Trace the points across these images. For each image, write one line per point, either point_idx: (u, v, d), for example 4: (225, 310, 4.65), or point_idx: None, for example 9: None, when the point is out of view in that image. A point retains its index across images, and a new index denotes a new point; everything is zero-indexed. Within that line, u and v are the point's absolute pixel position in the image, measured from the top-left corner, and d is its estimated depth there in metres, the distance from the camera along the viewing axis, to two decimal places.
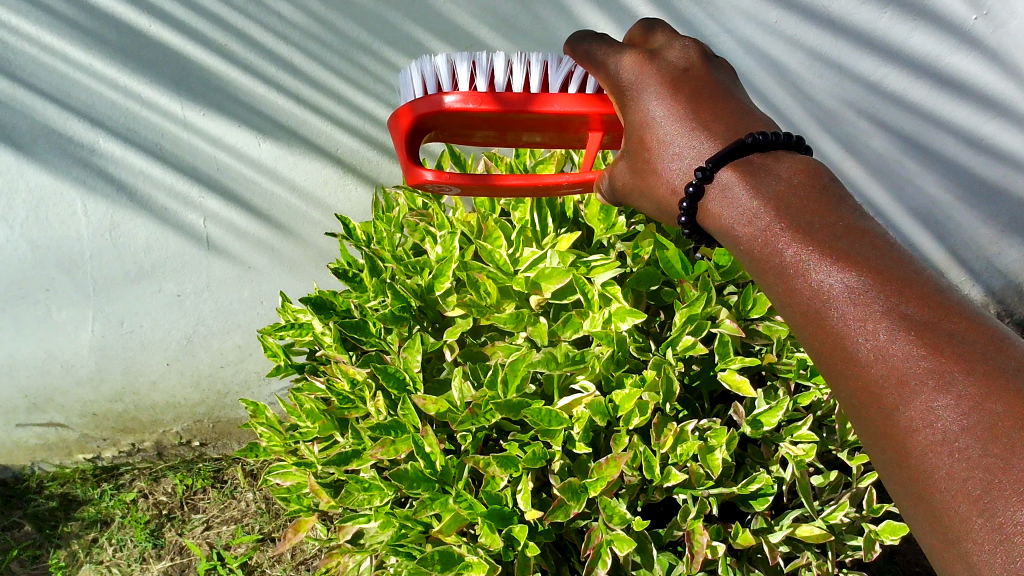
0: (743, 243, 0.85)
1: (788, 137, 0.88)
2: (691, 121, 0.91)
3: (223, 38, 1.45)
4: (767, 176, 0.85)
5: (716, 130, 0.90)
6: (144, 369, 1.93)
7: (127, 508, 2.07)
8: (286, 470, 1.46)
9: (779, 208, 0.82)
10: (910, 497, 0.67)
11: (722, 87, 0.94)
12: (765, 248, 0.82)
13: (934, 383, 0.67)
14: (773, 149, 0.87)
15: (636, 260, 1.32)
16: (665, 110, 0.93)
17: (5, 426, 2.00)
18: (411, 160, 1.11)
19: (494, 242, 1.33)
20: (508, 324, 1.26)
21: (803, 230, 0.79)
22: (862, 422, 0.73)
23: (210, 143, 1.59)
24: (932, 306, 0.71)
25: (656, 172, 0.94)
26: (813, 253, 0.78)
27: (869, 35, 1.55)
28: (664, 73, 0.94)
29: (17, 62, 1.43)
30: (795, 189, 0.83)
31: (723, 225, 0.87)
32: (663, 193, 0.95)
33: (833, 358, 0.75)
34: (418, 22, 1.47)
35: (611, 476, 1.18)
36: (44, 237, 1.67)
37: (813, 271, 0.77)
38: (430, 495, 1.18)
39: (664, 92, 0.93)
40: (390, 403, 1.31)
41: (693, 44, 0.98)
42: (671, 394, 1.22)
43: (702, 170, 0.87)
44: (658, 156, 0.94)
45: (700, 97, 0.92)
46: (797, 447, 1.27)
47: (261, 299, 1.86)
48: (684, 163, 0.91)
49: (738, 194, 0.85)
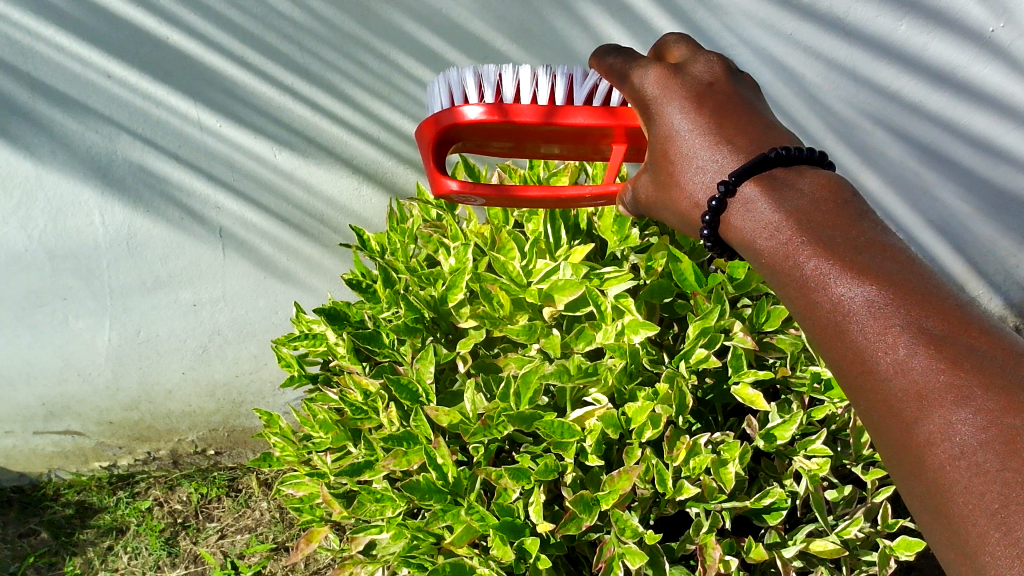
0: (763, 257, 0.85)
1: (812, 152, 0.87)
2: (715, 136, 0.91)
3: (241, 48, 1.46)
4: (790, 190, 0.84)
5: (740, 144, 0.89)
6: (160, 378, 1.94)
7: (142, 516, 2.08)
8: (299, 480, 1.45)
9: (801, 222, 0.81)
10: (927, 511, 0.67)
11: (746, 103, 0.94)
12: (785, 261, 0.82)
13: (953, 397, 0.67)
14: (797, 164, 0.86)
15: (649, 273, 1.32)
16: (689, 125, 0.92)
17: (23, 434, 2.02)
18: (437, 172, 1.11)
19: (507, 253, 1.34)
20: (521, 335, 1.26)
21: (824, 244, 0.79)
22: (879, 435, 0.73)
23: (228, 152, 1.60)
24: (953, 321, 0.71)
25: (678, 185, 0.94)
26: (833, 266, 0.77)
27: (886, 43, 1.54)
28: (687, 88, 0.94)
29: (39, 70, 1.45)
30: (818, 203, 0.83)
31: (744, 238, 0.87)
32: (685, 206, 0.94)
33: (851, 371, 0.75)
34: (434, 32, 1.48)
35: (623, 489, 1.17)
36: (63, 245, 1.69)
37: (833, 284, 0.77)
38: (441, 506, 1.18)
39: (689, 107, 0.93)
40: (403, 414, 1.32)
41: (718, 58, 0.98)
42: (684, 407, 1.21)
43: (724, 184, 0.86)
44: (681, 169, 0.93)
45: (724, 112, 0.92)
46: (811, 461, 1.26)
47: (276, 309, 1.87)
48: (708, 177, 0.90)
49: (761, 207, 0.85)
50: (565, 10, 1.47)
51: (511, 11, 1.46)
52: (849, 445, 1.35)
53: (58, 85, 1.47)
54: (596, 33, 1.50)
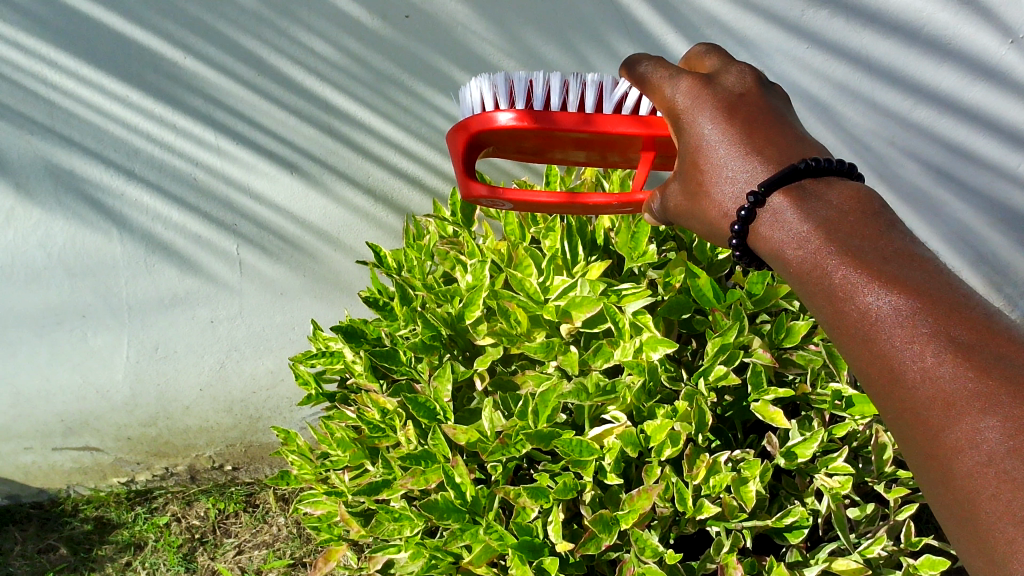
0: (791, 266, 0.84)
1: (841, 163, 0.86)
2: (745, 146, 0.90)
3: (254, 72, 1.47)
4: (817, 201, 0.84)
5: (771, 155, 0.89)
6: (178, 395, 1.94)
7: (160, 531, 2.09)
8: (316, 498, 1.47)
9: (829, 232, 0.81)
10: (956, 518, 0.67)
11: (778, 114, 0.94)
12: (813, 270, 0.81)
13: (980, 405, 0.66)
14: (826, 175, 0.85)
15: (667, 289, 1.31)
16: (719, 134, 0.92)
17: (41, 450, 2.03)
18: (466, 176, 1.11)
19: (524, 269, 1.32)
20: (539, 352, 1.27)
21: (851, 253, 0.78)
22: (908, 443, 0.72)
23: (244, 175, 1.61)
24: (982, 329, 0.70)
25: (708, 195, 0.93)
26: (861, 275, 0.76)
27: (901, 63, 1.52)
28: (720, 98, 0.93)
29: (55, 99, 1.47)
30: (846, 214, 0.82)
31: (773, 247, 0.86)
32: (714, 215, 0.93)
33: (879, 380, 0.74)
34: (446, 53, 1.48)
35: (643, 509, 1.16)
36: (81, 266, 1.70)
37: (861, 293, 0.76)
38: (460, 526, 1.18)
39: (719, 118, 0.92)
40: (421, 432, 1.31)
41: (749, 68, 0.97)
42: (705, 424, 1.20)
43: (753, 195, 0.86)
44: (711, 179, 0.93)
45: (754, 123, 0.92)
46: (832, 479, 1.24)
47: (293, 325, 1.87)
48: (738, 187, 0.90)
49: (789, 217, 0.84)
50: (577, 29, 1.46)
51: (522, 30, 1.46)
52: (870, 463, 1.33)
53: (73, 114, 1.49)
54: (608, 52, 1.50)
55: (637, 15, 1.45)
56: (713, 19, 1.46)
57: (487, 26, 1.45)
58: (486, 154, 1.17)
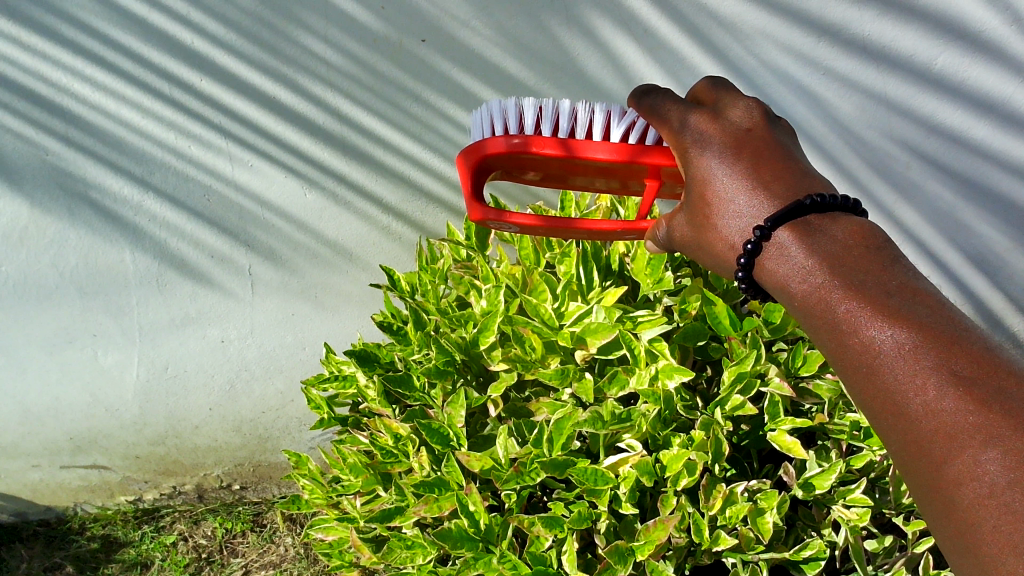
0: (797, 300, 0.83)
1: (846, 199, 0.85)
2: (752, 181, 0.89)
3: (272, 90, 1.47)
4: (822, 236, 0.83)
5: (777, 190, 0.88)
6: (187, 414, 1.94)
7: (167, 551, 2.08)
8: (328, 524, 1.46)
9: (833, 266, 0.80)
10: (958, 552, 0.65)
11: (785, 149, 0.93)
12: (817, 304, 0.80)
13: (981, 438, 0.65)
14: (831, 212, 0.84)
15: (682, 315, 1.30)
16: (727, 169, 0.91)
17: (50, 468, 2.02)
18: (473, 199, 1.09)
19: (539, 295, 1.32)
20: (553, 379, 1.25)
21: (854, 287, 0.77)
22: (909, 476, 0.71)
23: (257, 195, 1.61)
24: (983, 362, 0.69)
25: (715, 228, 0.92)
26: (865, 309, 0.75)
27: (926, 77, 1.46)
28: (727, 133, 0.93)
29: (72, 118, 1.47)
30: (850, 248, 0.81)
31: (777, 281, 0.85)
32: (721, 248, 0.92)
33: (882, 413, 0.73)
34: (464, 71, 1.47)
35: (660, 539, 1.16)
36: (93, 285, 1.70)
37: (864, 327, 0.75)
38: (473, 555, 1.17)
39: (726, 152, 0.92)
40: (434, 458, 1.30)
41: (756, 103, 0.96)
42: (722, 454, 1.20)
43: (759, 230, 0.85)
44: (719, 212, 0.92)
45: (761, 159, 0.91)
46: (850, 511, 1.23)
47: (304, 345, 1.86)
48: (744, 222, 0.89)
49: (793, 252, 0.83)
50: (597, 47, 1.44)
51: (544, 51, 1.44)
52: (888, 494, 1.32)
53: (90, 132, 1.49)
54: (629, 74, 1.48)
55: (660, 35, 1.43)
56: (739, 36, 1.43)
57: (509, 46, 1.44)
58: (494, 177, 1.16)
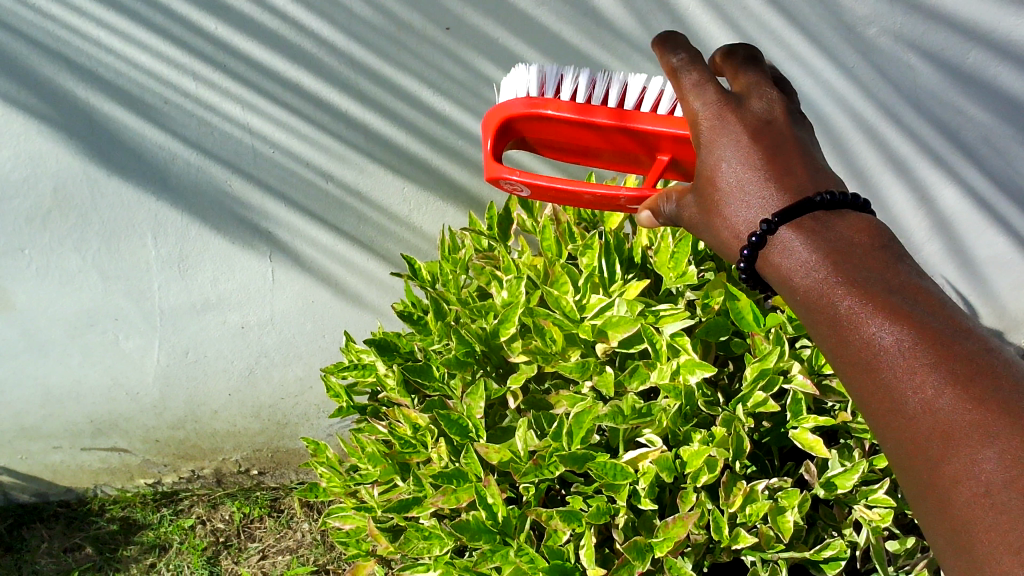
0: (797, 293, 0.81)
1: (856, 197, 0.83)
2: (763, 172, 0.86)
3: (296, 76, 1.47)
4: (826, 232, 0.80)
5: (789, 184, 0.85)
6: (207, 399, 1.95)
7: (185, 534, 2.09)
8: (345, 512, 1.44)
9: (837, 261, 0.78)
10: (954, 553, 0.64)
11: (800, 144, 0.90)
12: (818, 298, 0.78)
13: (980, 436, 0.64)
14: (838, 208, 0.82)
15: (705, 310, 1.29)
16: (740, 159, 0.88)
17: (71, 450, 2.04)
18: (491, 157, 1.10)
19: (561, 287, 1.32)
20: (573, 372, 1.24)
21: (857, 283, 0.76)
22: (903, 473, 0.69)
23: (279, 182, 1.61)
24: (983, 364, 0.68)
25: (721, 217, 0.89)
26: (868, 305, 0.74)
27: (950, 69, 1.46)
28: (743, 121, 0.89)
29: (96, 100, 1.47)
30: (855, 245, 0.79)
31: (778, 274, 0.83)
32: (724, 238, 0.90)
33: (881, 411, 0.71)
34: (488, 58, 1.47)
35: (678, 537, 1.15)
36: (115, 269, 1.70)
37: (865, 322, 0.74)
38: (490, 547, 1.17)
39: (742, 141, 0.88)
40: (453, 450, 1.30)
41: (775, 92, 0.93)
42: (742, 451, 1.18)
43: (767, 223, 0.81)
44: (725, 201, 0.89)
45: (775, 151, 0.88)
46: (872, 511, 1.22)
47: (324, 332, 1.87)
48: (751, 214, 0.86)
49: (797, 245, 0.81)
50: (620, 35, 1.45)
51: (568, 39, 1.45)
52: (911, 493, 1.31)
53: (113, 115, 1.49)
54: (651, 63, 1.48)
55: (682, 25, 1.44)
56: (761, 27, 1.44)
57: (533, 34, 1.44)
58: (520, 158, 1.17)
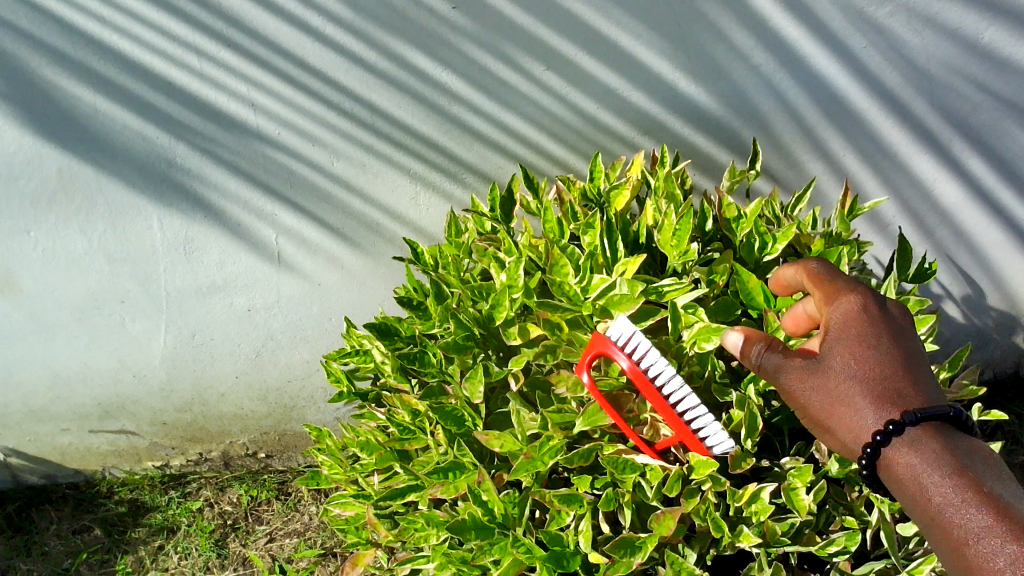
0: (914, 500, 0.88)
1: (966, 415, 0.90)
2: (892, 398, 0.92)
3: (300, 53, 1.46)
4: (940, 440, 0.88)
5: (908, 399, 0.92)
6: (213, 382, 1.94)
7: (192, 516, 2.09)
8: (346, 499, 1.43)
9: (963, 472, 0.85)
10: None
11: (925, 354, 0.98)
12: (934, 506, 0.85)
13: None
14: (953, 423, 0.90)
15: (711, 285, 1.28)
16: (874, 415, 0.92)
17: (79, 432, 2.03)
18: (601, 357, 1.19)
19: (561, 271, 1.27)
20: (578, 353, 1.23)
21: (991, 493, 0.83)
22: None
23: (284, 162, 1.59)
24: None
25: (845, 415, 0.95)
26: (989, 522, 0.81)
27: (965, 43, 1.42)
28: (870, 333, 0.96)
29: (100, 76, 1.46)
30: (977, 457, 0.87)
31: (899, 475, 0.89)
32: (847, 436, 0.94)
33: None
34: (494, 37, 1.45)
35: (669, 530, 1.13)
36: (121, 251, 1.69)
37: (979, 542, 0.81)
38: (486, 541, 1.16)
39: (870, 361, 0.95)
40: (452, 437, 1.28)
41: (904, 312, 1.01)
42: (757, 429, 1.17)
43: (892, 429, 0.88)
44: (851, 411, 0.94)
45: (908, 366, 0.95)
46: (885, 494, 1.20)
47: (330, 315, 1.84)
48: (870, 419, 0.92)
49: (921, 451, 0.88)
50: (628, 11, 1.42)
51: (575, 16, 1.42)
52: None
53: (117, 92, 1.48)
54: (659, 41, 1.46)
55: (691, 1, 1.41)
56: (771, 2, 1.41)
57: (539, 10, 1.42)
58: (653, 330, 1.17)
